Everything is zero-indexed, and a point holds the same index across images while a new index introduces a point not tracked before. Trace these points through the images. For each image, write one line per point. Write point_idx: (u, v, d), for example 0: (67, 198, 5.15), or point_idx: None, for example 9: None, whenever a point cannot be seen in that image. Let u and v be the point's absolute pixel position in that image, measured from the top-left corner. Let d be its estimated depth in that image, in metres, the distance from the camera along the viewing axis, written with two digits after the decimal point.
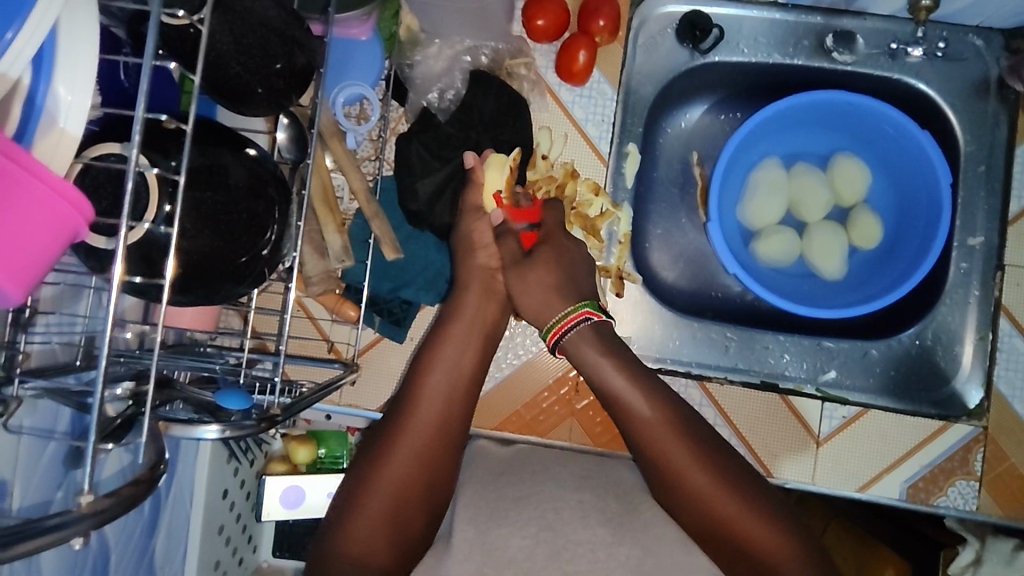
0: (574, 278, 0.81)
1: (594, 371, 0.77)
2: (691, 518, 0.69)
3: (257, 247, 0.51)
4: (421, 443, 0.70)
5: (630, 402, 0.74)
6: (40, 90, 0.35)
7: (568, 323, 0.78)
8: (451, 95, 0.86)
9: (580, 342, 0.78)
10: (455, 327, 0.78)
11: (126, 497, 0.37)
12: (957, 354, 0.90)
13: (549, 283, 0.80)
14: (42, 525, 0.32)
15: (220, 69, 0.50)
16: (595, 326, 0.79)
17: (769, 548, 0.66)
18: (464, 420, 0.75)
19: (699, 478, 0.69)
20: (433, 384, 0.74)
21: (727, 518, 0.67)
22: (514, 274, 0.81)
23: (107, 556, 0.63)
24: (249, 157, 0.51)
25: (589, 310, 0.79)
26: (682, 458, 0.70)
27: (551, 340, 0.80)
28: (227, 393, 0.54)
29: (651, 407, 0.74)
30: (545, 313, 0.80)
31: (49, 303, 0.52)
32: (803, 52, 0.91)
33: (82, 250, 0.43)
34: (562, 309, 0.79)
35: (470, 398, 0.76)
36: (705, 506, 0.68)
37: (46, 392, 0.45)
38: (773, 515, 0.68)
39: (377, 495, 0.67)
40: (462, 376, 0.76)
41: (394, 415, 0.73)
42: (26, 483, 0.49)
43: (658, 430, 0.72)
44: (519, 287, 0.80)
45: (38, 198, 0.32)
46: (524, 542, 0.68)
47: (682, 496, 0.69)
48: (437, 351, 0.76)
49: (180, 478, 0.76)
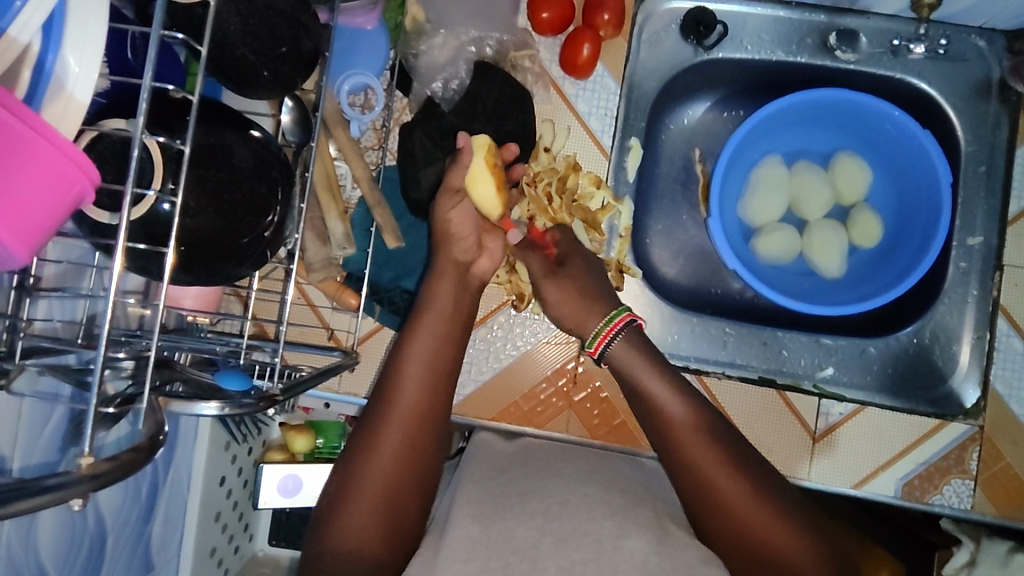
0: (603, 284, 0.84)
1: (630, 372, 0.77)
2: (705, 515, 0.68)
3: (260, 229, 0.52)
4: (405, 428, 0.69)
5: (667, 404, 0.74)
6: (50, 58, 0.36)
7: (613, 329, 0.79)
8: (456, 84, 0.86)
9: (625, 346, 0.78)
10: (433, 309, 0.76)
11: (126, 461, 0.38)
12: (954, 352, 0.90)
13: (585, 290, 0.82)
14: (40, 484, 0.33)
15: (227, 49, 0.51)
16: (637, 328, 0.81)
17: (775, 542, 0.64)
18: (446, 399, 0.73)
19: (714, 467, 0.68)
20: (411, 371, 0.72)
21: (753, 523, 0.65)
22: (551, 284, 0.82)
23: (105, 537, 0.64)
24: (254, 139, 0.52)
25: (630, 313, 0.81)
26: (706, 460, 0.69)
27: (595, 348, 0.79)
28: (226, 373, 0.55)
29: (684, 410, 0.73)
30: (586, 320, 0.81)
31: (53, 279, 0.53)
32: (806, 50, 0.92)
33: (86, 223, 0.43)
34: (606, 314, 0.80)
35: (450, 378, 0.75)
36: (730, 511, 0.66)
37: (48, 368, 0.46)
38: (784, 510, 0.67)
39: (366, 486, 0.65)
40: (441, 359, 0.75)
41: (377, 400, 0.71)
42: (27, 449, 0.50)
43: (689, 433, 0.71)
44: (563, 292, 0.82)
45: (45, 160, 0.33)
46: (530, 532, 0.64)
47: (697, 488, 0.68)
48: (415, 331, 0.75)
49: (179, 461, 0.76)
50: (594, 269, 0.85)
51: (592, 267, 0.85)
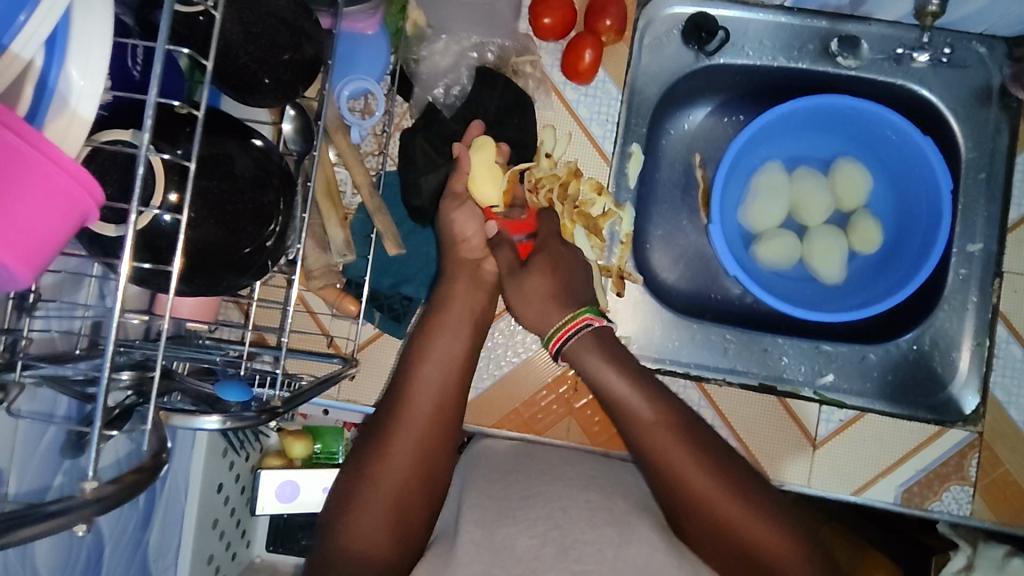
0: (570, 284, 0.81)
1: (598, 378, 0.75)
2: (703, 537, 0.66)
3: (261, 239, 0.51)
4: (419, 433, 0.69)
5: (641, 412, 0.72)
6: (53, 72, 0.35)
7: (567, 331, 0.78)
8: (457, 90, 0.87)
9: (581, 348, 0.78)
10: (445, 319, 0.78)
11: (128, 484, 0.37)
12: (955, 359, 0.90)
13: (547, 292, 0.80)
14: (44, 510, 0.33)
15: (229, 58, 0.50)
16: (596, 331, 0.79)
17: (779, 551, 0.63)
18: (458, 406, 0.74)
19: (702, 479, 0.67)
20: (427, 381, 0.73)
21: (763, 549, 0.64)
22: (512, 283, 0.81)
23: (102, 549, 0.63)
24: (255, 148, 0.51)
25: (589, 315, 0.79)
26: (705, 483, 0.67)
27: (552, 348, 0.80)
28: (227, 385, 0.53)
29: (657, 415, 0.72)
30: (543, 320, 0.81)
31: (50, 291, 0.52)
32: (807, 56, 0.92)
33: (87, 237, 0.43)
34: (562, 316, 0.79)
35: (464, 385, 0.76)
36: (740, 536, 0.64)
37: (47, 381, 0.44)
38: (790, 526, 0.66)
39: (377, 487, 0.66)
40: (456, 365, 0.76)
41: (388, 407, 0.72)
42: (23, 468, 0.49)
43: (676, 453, 0.69)
44: (517, 296, 0.80)
45: (51, 180, 0.32)
46: (532, 541, 0.64)
47: (699, 515, 0.66)
48: (429, 342, 0.76)
49: (176, 470, 0.75)
50: (565, 272, 0.82)
51: (560, 263, 0.82)
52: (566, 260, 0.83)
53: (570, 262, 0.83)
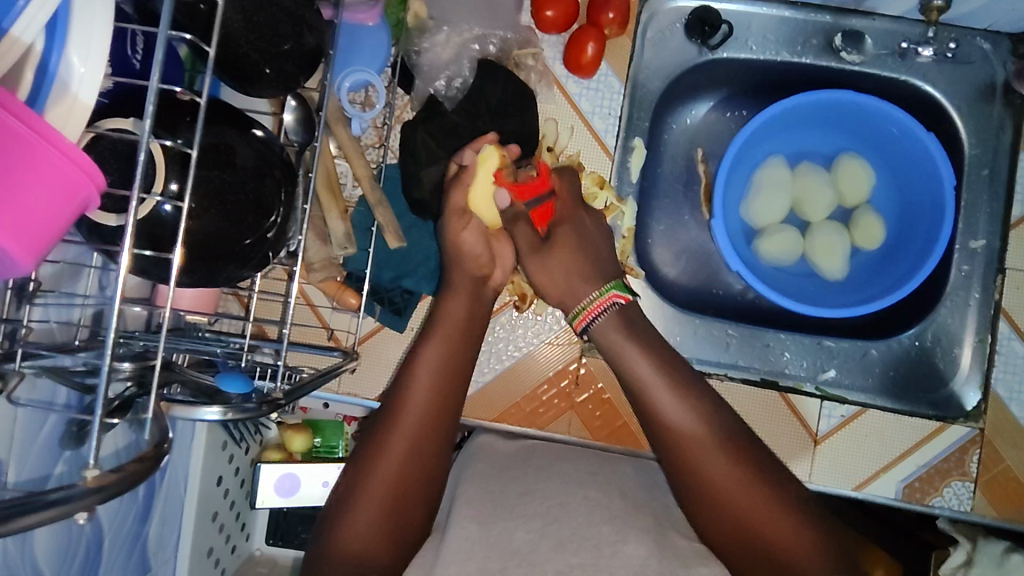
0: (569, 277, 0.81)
1: (628, 362, 0.75)
2: (721, 532, 0.66)
3: (262, 229, 0.51)
4: (416, 433, 0.69)
5: (666, 405, 0.71)
6: (54, 58, 0.35)
7: (597, 307, 0.78)
8: (458, 82, 0.85)
9: (607, 327, 0.78)
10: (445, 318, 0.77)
11: (131, 473, 0.37)
12: (957, 355, 0.89)
13: (570, 266, 0.80)
14: (45, 498, 0.32)
15: (229, 47, 0.50)
16: (622, 309, 0.79)
17: (793, 547, 0.63)
18: (455, 407, 0.74)
19: (723, 472, 0.67)
20: (424, 382, 0.73)
21: (778, 546, 0.63)
22: (533, 262, 0.81)
23: (102, 541, 0.63)
24: (256, 139, 0.51)
25: (617, 292, 0.79)
26: (726, 477, 0.67)
27: (578, 324, 0.80)
28: (227, 376, 0.54)
29: (683, 406, 0.71)
30: (567, 296, 0.80)
31: (49, 281, 0.52)
32: (811, 50, 0.91)
33: (85, 225, 0.42)
34: (590, 292, 0.79)
35: (460, 385, 0.75)
36: (757, 531, 0.64)
37: (45, 371, 0.44)
38: (806, 523, 0.65)
39: (375, 490, 0.66)
40: (453, 365, 0.75)
41: (387, 407, 0.72)
42: (22, 458, 0.48)
43: (700, 448, 0.69)
44: (542, 271, 0.80)
45: (49, 164, 0.32)
46: (529, 536, 0.63)
47: (719, 510, 0.66)
48: (427, 341, 0.76)
49: (176, 463, 0.75)
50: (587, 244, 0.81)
51: (583, 238, 0.81)
52: (588, 232, 0.82)
53: (594, 234, 0.82)
